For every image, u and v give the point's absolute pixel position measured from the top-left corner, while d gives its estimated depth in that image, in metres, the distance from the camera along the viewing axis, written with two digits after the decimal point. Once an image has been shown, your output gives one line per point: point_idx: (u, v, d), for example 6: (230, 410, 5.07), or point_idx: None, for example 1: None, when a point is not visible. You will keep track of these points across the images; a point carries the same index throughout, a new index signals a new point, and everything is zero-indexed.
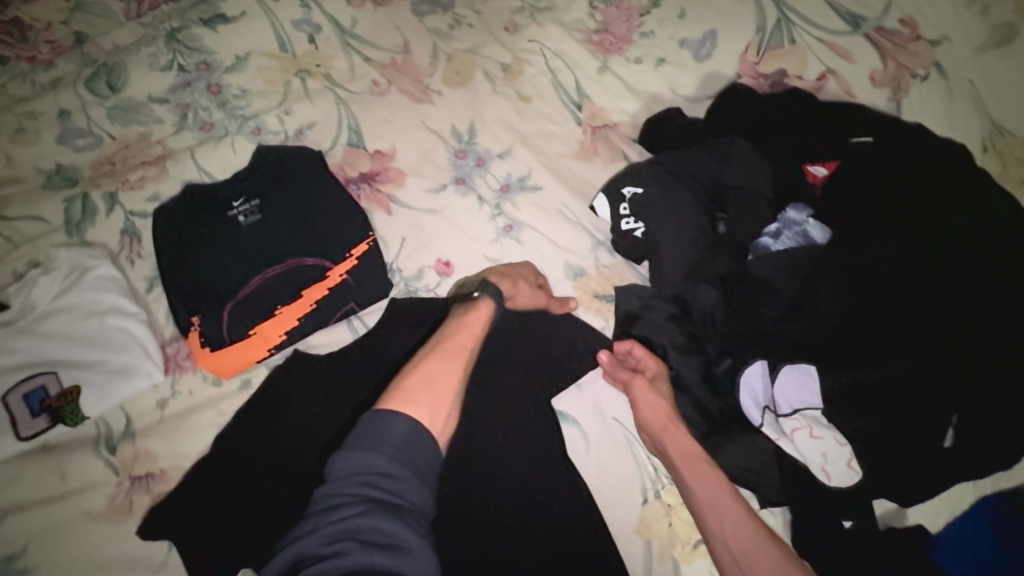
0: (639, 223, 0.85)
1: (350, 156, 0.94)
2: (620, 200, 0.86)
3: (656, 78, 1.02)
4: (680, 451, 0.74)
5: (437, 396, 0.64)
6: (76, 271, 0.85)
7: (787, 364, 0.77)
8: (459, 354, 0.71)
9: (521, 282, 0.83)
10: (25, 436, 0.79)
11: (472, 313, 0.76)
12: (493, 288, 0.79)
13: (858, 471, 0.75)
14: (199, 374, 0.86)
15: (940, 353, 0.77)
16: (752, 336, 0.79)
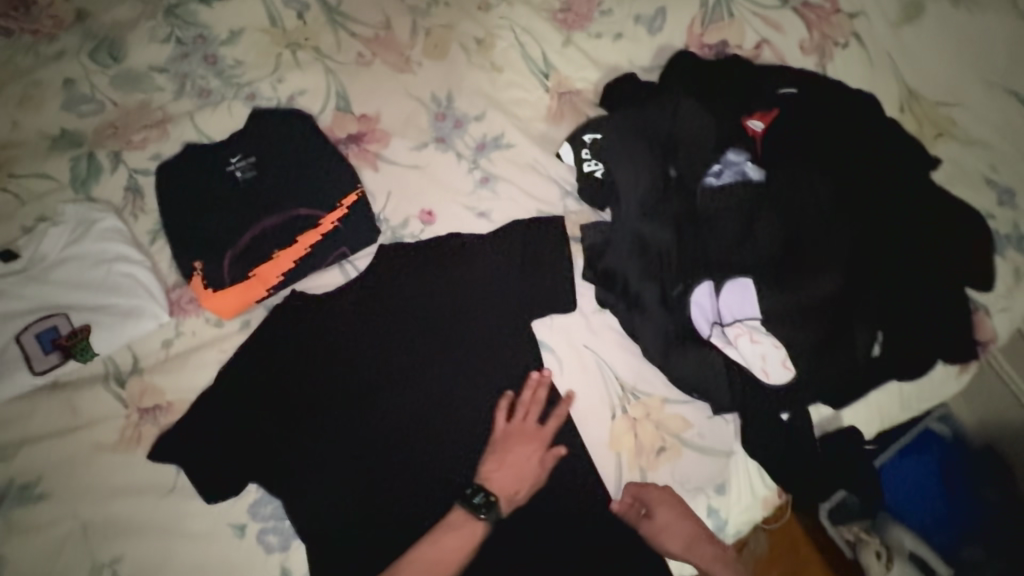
0: (599, 164, 0.99)
1: (339, 120, 1.03)
2: (582, 147, 1.00)
3: (614, 51, 1.14)
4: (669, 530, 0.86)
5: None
6: (83, 223, 0.91)
7: (728, 281, 0.88)
8: (442, 572, 0.79)
9: (525, 465, 0.87)
10: (39, 371, 0.85)
11: (463, 525, 0.82)
12: (496, 512, 0.83)
13: (791, 370, 0.86)
14: (201, 317, 0.93)
15: (872, 270, 0.88)
16: (701, 263, 0.89)
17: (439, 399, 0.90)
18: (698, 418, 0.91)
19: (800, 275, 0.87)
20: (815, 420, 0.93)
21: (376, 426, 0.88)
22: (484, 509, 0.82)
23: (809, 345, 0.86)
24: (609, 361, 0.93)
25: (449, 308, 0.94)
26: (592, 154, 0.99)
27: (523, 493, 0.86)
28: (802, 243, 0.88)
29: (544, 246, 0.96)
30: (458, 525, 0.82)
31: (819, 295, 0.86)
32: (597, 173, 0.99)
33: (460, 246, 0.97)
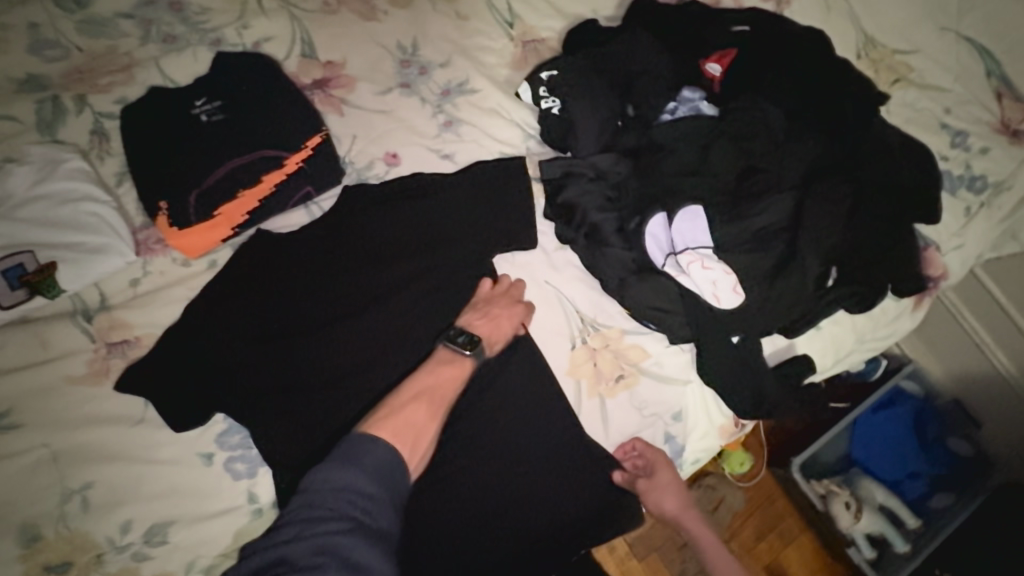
0: (555, 100, 0.99)
1: (304, 66, 1.04)
2: (540, 83, 1.01)
3: (579, 1, 1.16)
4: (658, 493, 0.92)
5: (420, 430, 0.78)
6: (48, 164, 0.93)
7: (680, 210, 0.90)
8: (436, 402, 0.81)
9: (503, 318, 0.89)
10: (7, 306, 0.87)
11: (450, 367, 0.85)
12: (480, 349, 0.86)
13: (741, 294, 0.88)
14: (169, 256, 0.94)
15: (822, 200, 0.90)
16: (656, 195, 0.92)
17: (405, 332, 0.92)
18: (655, 348, 0.94)
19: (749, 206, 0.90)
20: (768, 349, 0.96)
21: (340, 358, 0.90)
22: (470, 346, 0.85)
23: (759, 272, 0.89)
24: (569, 296, 0.96)
25: (414, 245, 0.96)
26: (549, 90, 1.00)
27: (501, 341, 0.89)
28: (750, 178, 0.92)
29: (504, 185, 0.98)
30: (449, 360, 0.85)
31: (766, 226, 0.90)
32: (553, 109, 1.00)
33: (423, 186, 0.98)
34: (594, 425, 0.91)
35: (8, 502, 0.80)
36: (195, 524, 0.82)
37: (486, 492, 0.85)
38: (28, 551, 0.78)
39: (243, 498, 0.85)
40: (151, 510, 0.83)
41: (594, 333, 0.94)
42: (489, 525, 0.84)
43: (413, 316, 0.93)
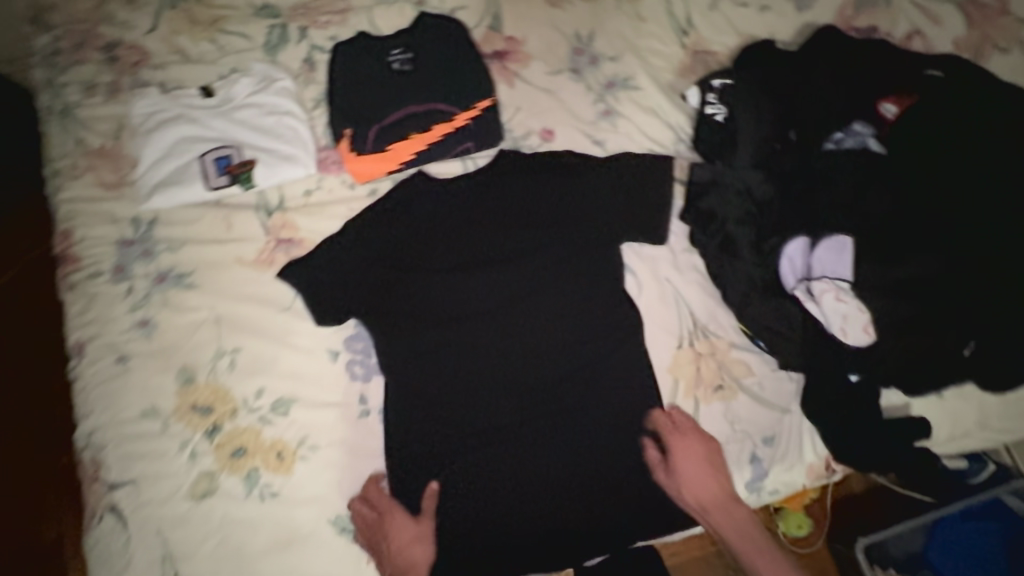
0: (721, 108, 1.05)
1: (489, 37, 1.14)
2: (711, 88, 1.06)
3: (758, 22, 1.17)
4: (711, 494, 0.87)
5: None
6: (266, 80, 1.09)
7: (826, 238, 0.94)
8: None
9: (411, 548, 0.85)
10: (210, 187, 1.03)
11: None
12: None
13: (872, 335, 0.89)
14: (339, 178, 1.07)
15: (976, 267, 0.89)
16: (797, 222, 0.94)
17: (525, 291, 0.99)
18: (761, 369, 0.94)
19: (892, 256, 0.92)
20: (884, 403, 0.92)
21: (463, 300, 0.99)
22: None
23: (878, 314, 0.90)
24: (686, 298, 0.98)
25: (551, 216, 1.01)
26: (719, 98, 1.05)
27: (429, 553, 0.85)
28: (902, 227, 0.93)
29: (648, 180, 1.01)
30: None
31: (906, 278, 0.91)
32: (716, 117, 1.05)
33: (571, 164, 1.04)
34: None
35: (178, 346, 0.96)
36: (313, 407, 0.94)
37: (567, 455, 0.91)
38: (184, 390, 0.94)
39: (355, 397, 0.95)
40: (281, 385, 0.95)
41: (704, 338, 0.95)
42: (563, 483, 0.90)
43: (538, 281, 0.99)
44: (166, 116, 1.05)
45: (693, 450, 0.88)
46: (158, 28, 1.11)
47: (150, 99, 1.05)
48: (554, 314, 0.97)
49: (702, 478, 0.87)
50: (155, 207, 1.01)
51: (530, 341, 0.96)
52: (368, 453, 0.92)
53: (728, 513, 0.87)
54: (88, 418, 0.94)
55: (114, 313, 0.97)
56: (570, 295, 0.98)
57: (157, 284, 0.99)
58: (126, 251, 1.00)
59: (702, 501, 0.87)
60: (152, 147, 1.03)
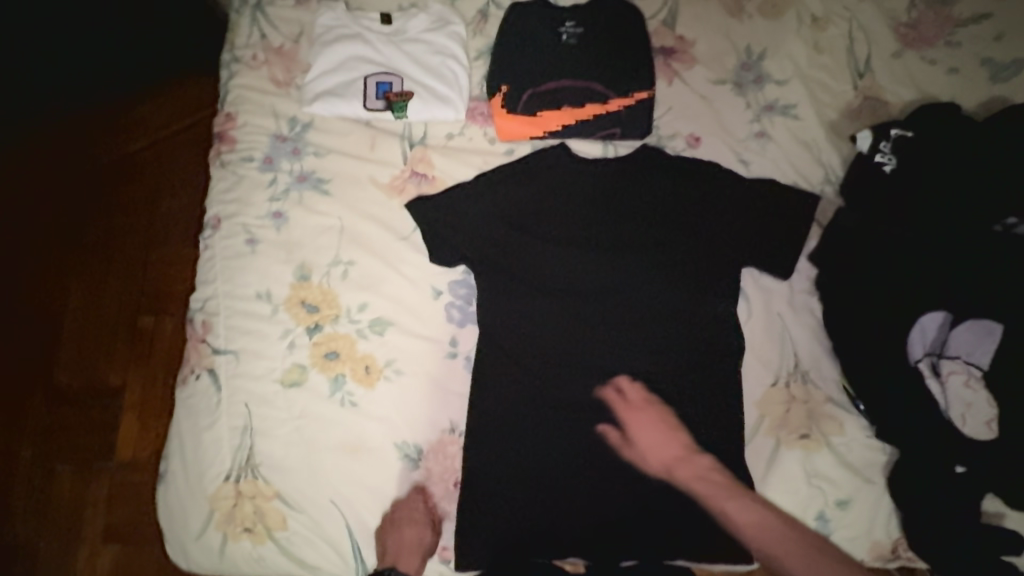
0: (891, 160, 0.96)
1: (660, 31, 1.13)
2: (884, 137, 0.98)
3: (942, 82, 1.11)
4: (694, 473, 0.88)
5: (400, 548, 0.86)
6: (441, 20, 1.13)
7: (970, 320, 0.90)
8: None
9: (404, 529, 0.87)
10: (367, 107, 1.08)
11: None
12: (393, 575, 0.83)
13: (996, 431, 0.85)
14: (482, 130, 1.10)
15: None
16: (931, 298, 0.91)
17: (631, 285, 1.00)
18: (853, 430, 0.91)
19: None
20: (987, 507, 0.87)
21: (569, 277, 1.01)
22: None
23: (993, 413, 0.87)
24: (793, 338, 0.95)
25: (677, 222, 1.01)
26: (891, 149, 0.97)
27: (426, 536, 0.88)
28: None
29: (787, 212, 1.00)
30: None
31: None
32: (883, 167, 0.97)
33: (714, 175, 1.03)
34: (756, 461, 0.91)
35: (302, 243, 1.02)
36: (406, 335, 0.98)
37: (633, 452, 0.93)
38: (299, 284, 1.00)
39: (446, 338, 0.99)
40: (383, 305, 0.99)
41: (802, 382, 0.93)
42: (623, 479, 0.91)
43: (647, 281, 1.00)
44: (344, 33, 1.11)
45: (646, 421, 0.91)
46: None
47: (334, 13, 1.12)
48: (655, 315, 0.98)
49: (674, 456, 0.89)
50: (314, 113, 1.08)
51: (624, 333, 0.98)
52: (447, 394, 0.96)
53: (731, 493, 0.85)
54: (208, 286, 1.02)
55: (254, 198, 1.04)
56: (676, 301, 0.98)
57: (298, 183, 1.05)
58: (279, 146, 1.07)
59: (689, 479, 0.88)
60: (325, 58, 1.09)
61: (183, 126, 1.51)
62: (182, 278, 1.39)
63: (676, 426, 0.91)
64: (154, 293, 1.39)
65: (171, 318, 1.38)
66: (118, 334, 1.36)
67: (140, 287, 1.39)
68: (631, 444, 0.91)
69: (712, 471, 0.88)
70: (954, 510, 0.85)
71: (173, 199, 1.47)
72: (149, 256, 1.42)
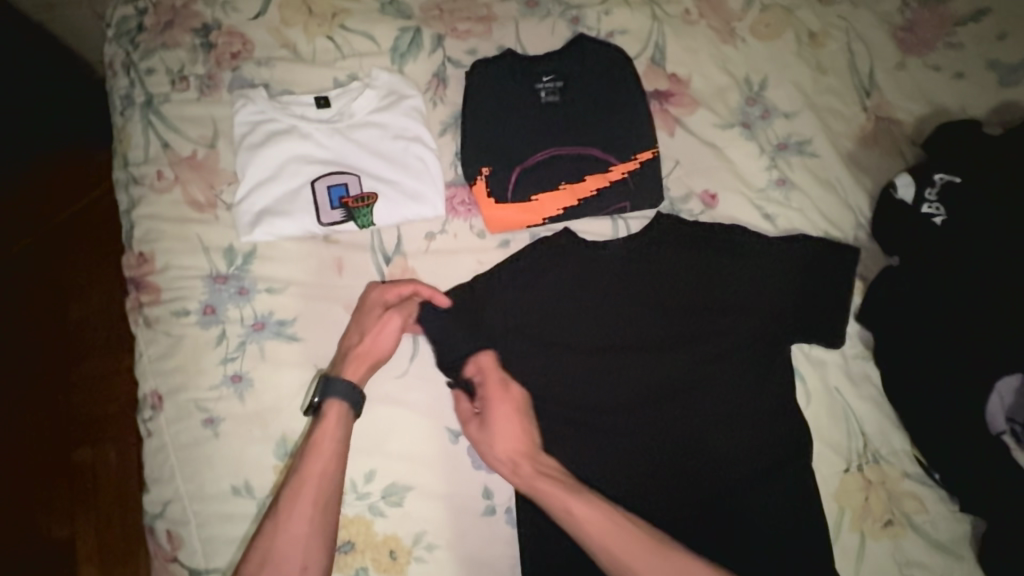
0: (940, 211, 0.88)
1: (650, 72, 0.98)
2: (928, 184, 0.90)
3: (951, 89, 1.02)
4: (536, 469, 0.78)
5: (383, 337, 0.81)
6: (392, 95, 0.92)
7: None
8: (323, 497, 0.72)
9: (325, 436, 0.75)
10: (322, 222, 0.87)
11: (326, 415, 0.76)
12: (339, 383, 0.76)
13: None
14: (467, 222, 0.92)
15: None
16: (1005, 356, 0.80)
17: (679, 382, 0.86)
18: (934, 505, 0.84)
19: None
20: None
21: (603, 387, 0.86)
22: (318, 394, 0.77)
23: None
24: (856, 413, 0.87)
25: (710, 298, 0.89)
26: (938, 197, 0.88)
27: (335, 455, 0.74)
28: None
29: (823, 272, 0.90)
30: (329, 420, 0.76)
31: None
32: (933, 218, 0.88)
33: (739, 241, 0.91)
34: (846, 561, 0.82)
35: (278, 409, 0.82)
36: (435, 497, 0.82)
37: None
38: (284, 465, 0.80)
39: (478, 489, 0.83)
40: (395, 467, 0.82)
41: (876, 461, 0.85)
42: None
43: (690, 378, 0.86)
44: (274, 129, 0.88)
45: (500, 412, 0.80)
46: (266, 15, 0.93)
47: (254, 104, 0.88)
48: (706, 415, 0.85)
49: (523, 450, 0.79)
50: (255, 239, 0.86)
51: (682, 445, 0.84)
52: (493, 560, 0.81)
53: (558, 485, 0.76)
54: (164, 485, 0.79)
55: (202, 362, 0.82)
56: (727, 394, 0.86)
57: (254, 332, 0.84)
58: (219, 289, 0.85)
59: (512, 470, 0.78)
60: (256, 166, 0.87)
61: (69, 217, 1.23)
62: (119, 391, 1.16)
63: (529, 423, 0.81)
64: (83, 421, 1.14)
65: (114, 442, 1.13)
66: (49, 478, 1.10)
67: (65, 416, 1.14)
68: (479, 426, 0.80)
69: (551, 471, 0.78)
70: None
71: (79, 305, 1.19)
72: (69, 372, 1.16)
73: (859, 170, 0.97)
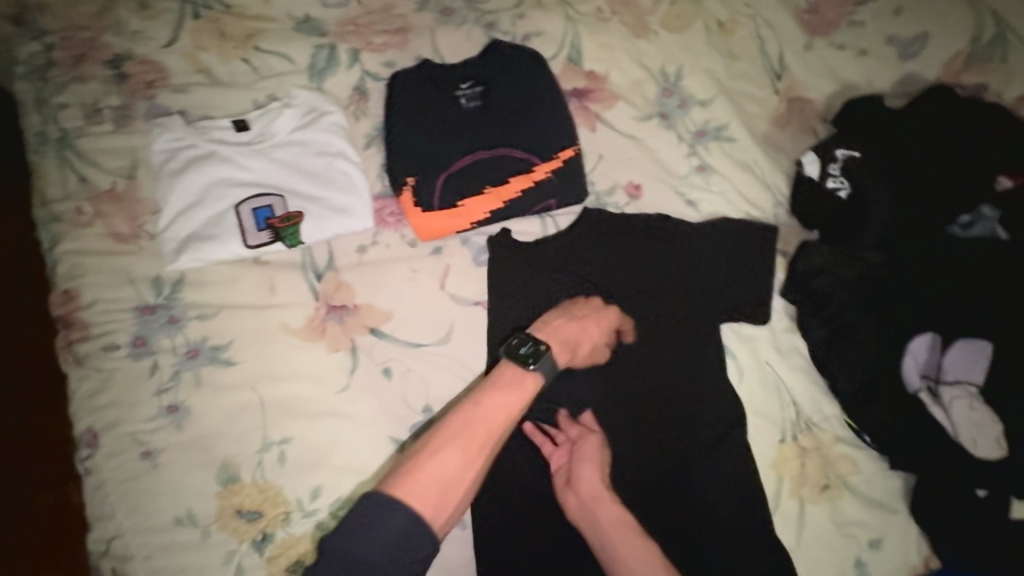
0: (845, 184, 0.93)
1: (568, 71, 1.00)
2: (831, 160, 0.94)
3: (857, 66, 1.06)
4: (608, 508, 0.76)
5: (556, 317, 0.84)
6: (312, 112, 0.92)
7: (961, 339, 0.84)
8: (489, 438, 0.68)
9: (510, 389, 0.73)
10: (249, 244, 0.87)
11: (513, 374, 0.75)
12: (548, 360, 0.76)
13: (1007, 448, 0.80)
14: (399, 232, 0.93)
15: None
16: (910, 315, 0.86)
17: (617, 369, 0.89)
18: (867, 467, 0.88)
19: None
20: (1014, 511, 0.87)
21: (543, 380, 0.88)
22: (534, 359, 0.75)
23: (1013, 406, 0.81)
24: (787, 384, 0.90)
25: (641, 285, 0.92)
26: (843, 170, 0.93)
27: (517, 410, 0.72)
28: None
29: (746, 250, 0.94)
30: (505, 384, 0.73)
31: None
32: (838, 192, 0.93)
33: (664, 227, 0.94)
34: (787, 528, 0.85)
35: (218, 434, 0.82)
36: None
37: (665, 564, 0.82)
38: (227, 490, 0.80)
39: None
40: (342, 481, 0.82)
41: (809, 429, 0.88)
42: None
43: (627, 363, 0.89)
44: (193, 155, 0.88)
45: (591, 451, 0.81)
46: (178, 42, 0.93)
47: (171, 132, 0.88)
48: (645, 398, 0.88)
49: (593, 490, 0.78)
50: (182, 266, 0.85)
51: (623, 429, 0.87)
52: (449, 567, 0.80)
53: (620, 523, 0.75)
54: (105, 523, 0.79)
55: (138, 395, 0.82)
56: (664, 377, 0.88)
57: (188, 360, 0.83)
58: (149, 319, 0.84)
59: (603, 494, 0.77)
60: (178, 194, 0.86)
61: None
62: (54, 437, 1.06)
63: (609, 465, 0.82)
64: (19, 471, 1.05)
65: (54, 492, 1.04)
66: None
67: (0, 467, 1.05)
68: (581, 451, 0.81)
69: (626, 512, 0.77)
70: (973, 522, 0.83)
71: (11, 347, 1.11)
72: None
73: (773, 151, 1.02)
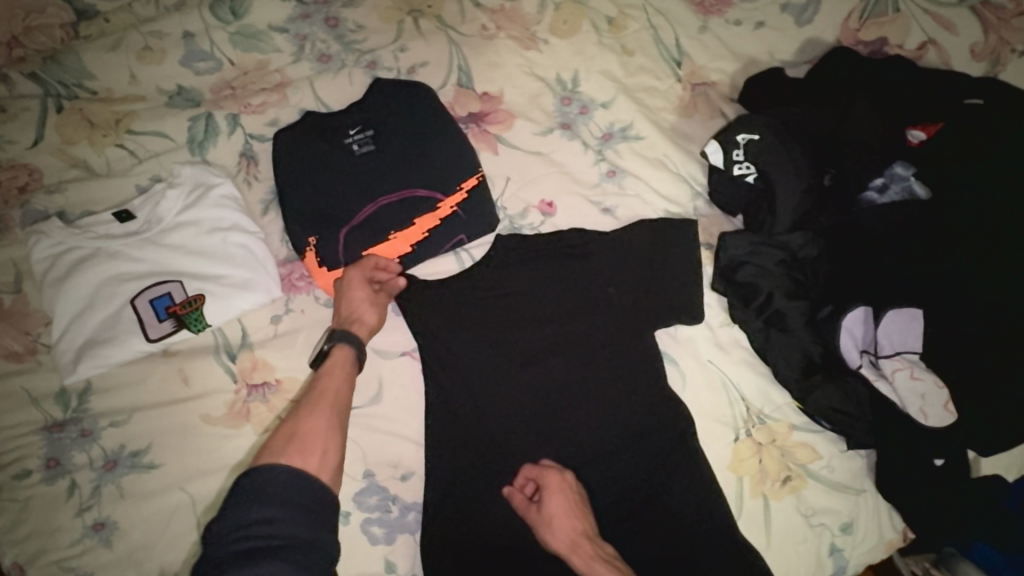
0: (752, 169, 0.90)
1: (461, 97, 0.97)
2: (734, 147, 0.91)
3: (755, 40, 1.04)
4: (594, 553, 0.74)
5: (355, 306, 0.82)
6: (198, 188, 0.88)
7: (894, 309, 0.83)
8: (326, 398, 0.71)
9: (319, 375, 0.74)
10: (152, 338, 0.83)
11: (335, 355, 0.76)
12: (344, 333, 0.77)
13: (955, 413, 0.81)
14: (312, 295, 0.88)
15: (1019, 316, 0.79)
16: (826, 292, 0.87)
17: (558, 397, 0.85)
18: (830, 451, 0.85)
19: (992, 289, 0.80)
20: (973, 465, 0.86)
21: (484, 425, 0.84)
22: (330, 340, 0.77)
23: (958, 359, 0.81)
24: (735, 381, 0.87)
25: (571, 305, 0.89)
26: (747, 155, 0.90)
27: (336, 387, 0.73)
28: (995, 251, 0.81)
29: (670, 249, 0.90)
30: (323, 365, 0.76)
31: (1002, 307, 0.80)
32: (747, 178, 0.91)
33: (583, 242, 0.91)
34: (757, 530, 0.82)
35: (149, 544, 0.76)
36: None
37: None
38: None
39: (380, 566, 0.78)
40: None
41: (764, 422, 0.85)
42: None
43: (568, 391, 0.86)
44: (78, 257, 0.84)
45: (540, 522, 0.76)
46: (45, 139, 0.89)
47: (50, 237, 0.83)
48: (591, 424, 0.85)
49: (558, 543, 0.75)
50: (83, 375, 0.81)
51: (574, 459, 0.84)
52: None
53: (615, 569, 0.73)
54: None
55: (56, 520, 0.76)
56: (607, 397, 0.85)
57: (106, 472, 0.78)
58: (59, 437, 0.79)
59: (565, 546, 0.75)
60: (67, 300, 0.82)
61: None
62: None
63: (586, 503, 0.79)
64: None
65: None
66: None
67: None
68: (539, 506, 0.77)
69: (611, 558, 0.74)
70: (938, 488, 0.82)
71: None
72: None
73: (683, 145, 0.99)
